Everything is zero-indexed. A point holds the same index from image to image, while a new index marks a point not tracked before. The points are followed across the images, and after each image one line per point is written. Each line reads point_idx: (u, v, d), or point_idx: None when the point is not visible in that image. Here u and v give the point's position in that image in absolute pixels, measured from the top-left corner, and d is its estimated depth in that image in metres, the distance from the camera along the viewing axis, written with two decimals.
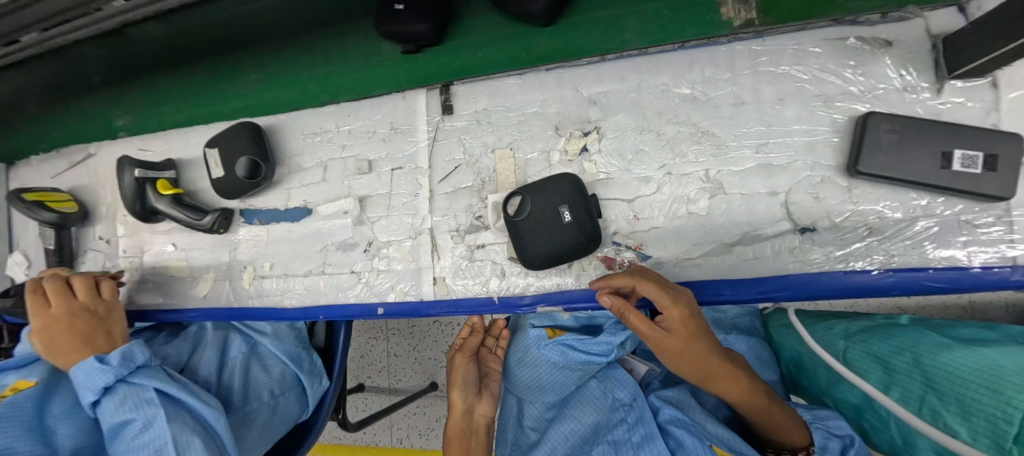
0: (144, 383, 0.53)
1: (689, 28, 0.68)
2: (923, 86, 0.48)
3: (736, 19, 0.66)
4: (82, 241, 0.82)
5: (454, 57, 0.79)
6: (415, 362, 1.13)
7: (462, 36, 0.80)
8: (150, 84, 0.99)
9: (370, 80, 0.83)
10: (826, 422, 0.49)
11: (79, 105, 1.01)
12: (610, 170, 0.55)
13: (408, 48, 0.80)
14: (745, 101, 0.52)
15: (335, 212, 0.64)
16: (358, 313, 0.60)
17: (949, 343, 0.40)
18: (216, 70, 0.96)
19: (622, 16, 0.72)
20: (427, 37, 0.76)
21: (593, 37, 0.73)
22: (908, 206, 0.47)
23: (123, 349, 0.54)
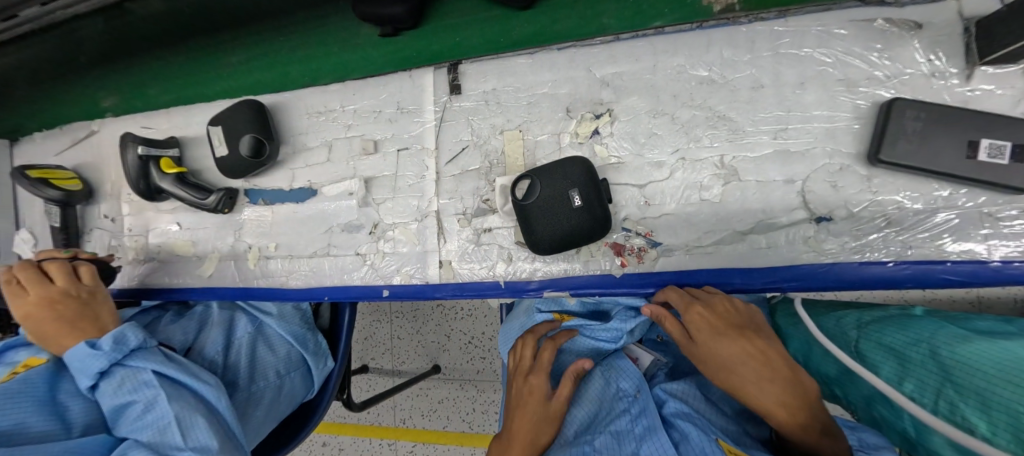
0: (140, 366, 0.53)
1: (668, 13, 0.64)
2: (953, 71, 0.46)
3: (716, 5, 0.62)
4: (87, 219, 0.82)
5: (432, 42, 0.77)
6: (418, 345, 1.14)
7: (440, 19, 0.77)
8: (150, 60, 0.97)
9: (365, 59, 0.81)
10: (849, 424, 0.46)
11: (83, 81, 1.00)
12: (622, 154, 0.54)
13: (386, 31, 0.78)
14: (764, 85, 0.50)
15: (340, 193, 0.63)
16: (362, 295, 0.60)
17: (968, 335, 0.39)
18: (217, 46, 0.93)
19: (601, 2, 0.69)
20: (404, 21, 0.75)
21: (569, 23, 0.70)
22: (929, 197, 0.45)
23: (115, 333, 0.53)
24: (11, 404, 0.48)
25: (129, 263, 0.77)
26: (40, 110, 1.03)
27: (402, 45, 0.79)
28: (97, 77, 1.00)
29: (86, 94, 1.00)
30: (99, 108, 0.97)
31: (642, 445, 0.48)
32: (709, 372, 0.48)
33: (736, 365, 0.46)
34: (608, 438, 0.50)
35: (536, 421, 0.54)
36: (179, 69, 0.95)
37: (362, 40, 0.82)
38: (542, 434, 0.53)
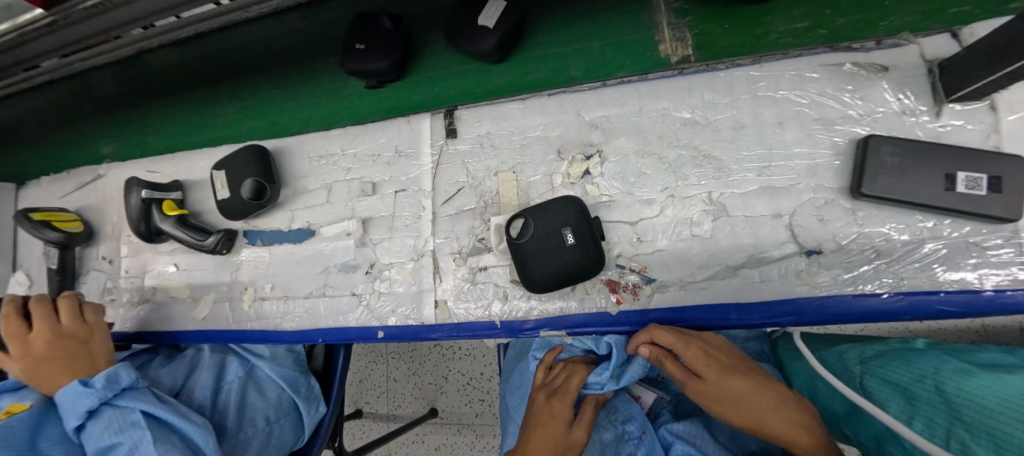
0: (128, 406, 0.53)
1: (630, 64, 0.72)
2: (922, 109, 0.48)
3: (672, 56, 0.71)
4: (85, 261, 0.82)
5: (414, 93, 0.82)
6: (415, 387, 1.10)
7: (424, 71, 0.82)
8: (158, 106, 1.01)
9: (356, 108, 0.86)
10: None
11: (92, 127, 1.04)
12: (613, 192, 0.55)
13: (371, 83, 0.83)
14: (745, 125, 0.53)
15: (338, 233, 0.64)
16: (357, 337, 0.60)
17: (971, 369, 0.37)
18: (224, 94, 0.96)
19: (570, 52, 0.75)
20: (387, 73, 0.79)
21: (543, 74, 0.76)
22: (914, 228, 0.46)
23: (108, 372, 0.54)
24: None
25: (123, 306, 0.76)
26: (50, 156, 1.06)
27: (386, 95, 0.84)
28: (105, 123, 1.04)
29: (94, 140, 1.03)
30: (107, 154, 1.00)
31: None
32: (725, 409, 0.44)
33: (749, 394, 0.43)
34: None
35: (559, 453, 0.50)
36: (184, 114, 0.99)
37: (349, 91, 0.87)
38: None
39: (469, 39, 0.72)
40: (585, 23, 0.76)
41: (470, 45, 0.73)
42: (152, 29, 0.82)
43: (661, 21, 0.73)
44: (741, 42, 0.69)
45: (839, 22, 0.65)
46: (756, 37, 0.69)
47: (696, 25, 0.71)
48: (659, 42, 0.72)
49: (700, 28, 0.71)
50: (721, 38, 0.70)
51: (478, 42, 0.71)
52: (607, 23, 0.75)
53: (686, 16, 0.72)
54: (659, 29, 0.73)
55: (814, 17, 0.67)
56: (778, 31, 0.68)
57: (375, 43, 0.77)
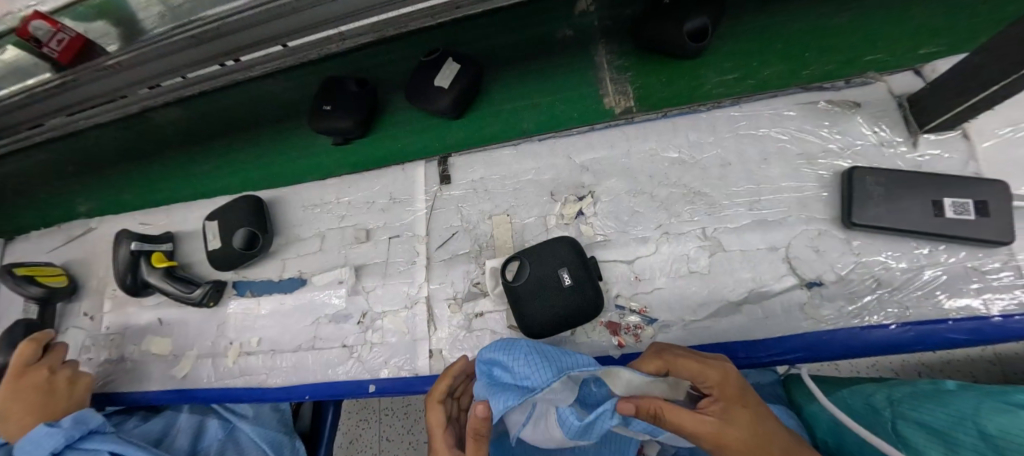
0: (99, 446, 0.53)
1: (576, 116, 0.76)
2: (899, 140, 0.50)
3: (616, 108, 0.75)
4: (65, 318, 0.79)
5: (375, 149, 0.85)
6: (410, 447, 1.03)
7: (386, 129, 0.85)
8: (154, 159, 1.02)
9: (323, 162, 0.88)
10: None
11: (88, 181, 1.04)
12: (607, 231, 0.55)
13: (337, 140, 0.86)
14: (731, 162, 0.54)
15: (330, 282, 0.63)
16: (347, 393, 0.56)
17: (1008, 406, 0.34)
18: (221, 148, 0.98)
19: (522, 107, 0.79)
20: (352, 131, 0.82)
21: (496, 127, 0.79)
22: (911, 255, 0.46)
23: (77, 413, 0.55)
24: None
25: (100, 366, 0.72)
26: (42, 211, 1.05)
27: (351, 151, 0.87)
28: (100, 177, 1.04)
29: (88, 193, 1.03)
30: (100, 207, 1.00)
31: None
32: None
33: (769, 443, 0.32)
34: None
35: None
36: (179, 165, 0.99)
37: (317, 148, 0.90)
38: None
39: (425, 97, 0.76)
40: (540, 77, 0.80)
41: (427, 103, 0.76)
42: (157, 89, 0.85)
43: (604, 77, 0.77)
44: (679, 94, 0.72)
45: (765, 73, 0.70)
46: (692, 90, 0.72)
47: (636, 79, 0.76)
48: (604, 96, 0.76)
49: (640, 82, 0.75)
50: (660, 90, 0.74)
51: (433, 102, 0.75)
52: (552, 81, 0.80)
53: (626, 72, 0.77)
54: (602, 84, 0.77)
55: (743, 70, 0.71)
56: (710, 82, 0.72)
57: (341, 104, 0.81)
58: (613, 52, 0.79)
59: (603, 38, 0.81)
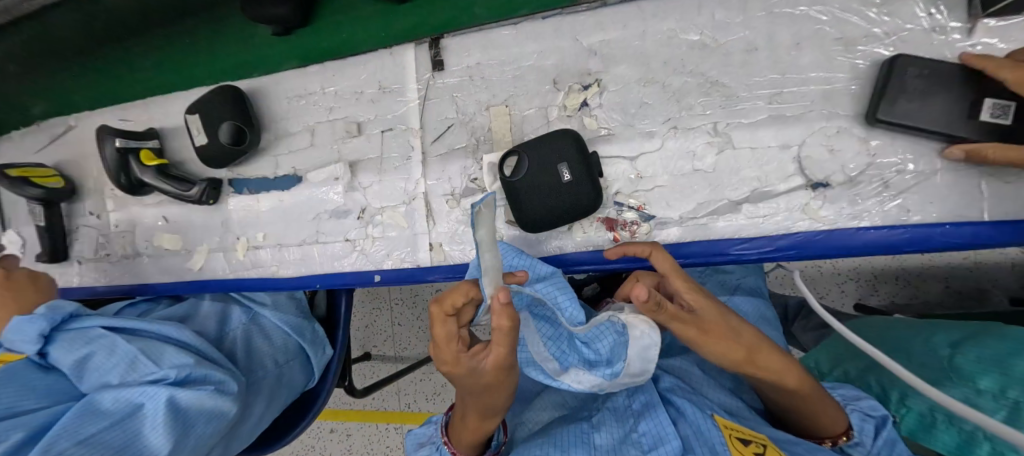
0: (88, 323, 0.54)
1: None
2: (954, 25, 0.43)
3: None
4: (73, 217, 0.80)
5: (321, 39, 0.75)
6: (419, 333, 1.15)
7: (330, 15, 0.75)
8: (116, 50, 0.93)
9: (266, 57, 0.79)
10: (859, 403, 0.43)
11: (55, 76, 0.98)
12: (612, 125, 0.52)
13: (277, 30, 0.76)
14: (759, 48, 0.48)
15: (326, 178, 0.62)
16: (354, 281, 0.60)
17: None
18: (180, 35, 0.89)
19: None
20: (292, 19, 0.73)
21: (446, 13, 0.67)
22: (928, 157, 0.44)
23: (49, 302, 0.54)
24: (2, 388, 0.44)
25: (119, 260, 0.76)
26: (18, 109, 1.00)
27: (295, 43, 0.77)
28: (66, 70, 0.97)
29: (59, 88, 0.98)
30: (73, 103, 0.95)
31: (640, 423, 0.41)
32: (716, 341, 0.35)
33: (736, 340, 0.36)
34: (606, 414, 0.44)
35: (465, 382, 0.33)
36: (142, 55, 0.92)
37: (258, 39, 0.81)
38: (497, 393, 0.35)
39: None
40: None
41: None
42: None
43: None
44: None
45: None
46: None
47: None
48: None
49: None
50: None
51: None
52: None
53: None
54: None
55: None
56: None
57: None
58: None
59: None
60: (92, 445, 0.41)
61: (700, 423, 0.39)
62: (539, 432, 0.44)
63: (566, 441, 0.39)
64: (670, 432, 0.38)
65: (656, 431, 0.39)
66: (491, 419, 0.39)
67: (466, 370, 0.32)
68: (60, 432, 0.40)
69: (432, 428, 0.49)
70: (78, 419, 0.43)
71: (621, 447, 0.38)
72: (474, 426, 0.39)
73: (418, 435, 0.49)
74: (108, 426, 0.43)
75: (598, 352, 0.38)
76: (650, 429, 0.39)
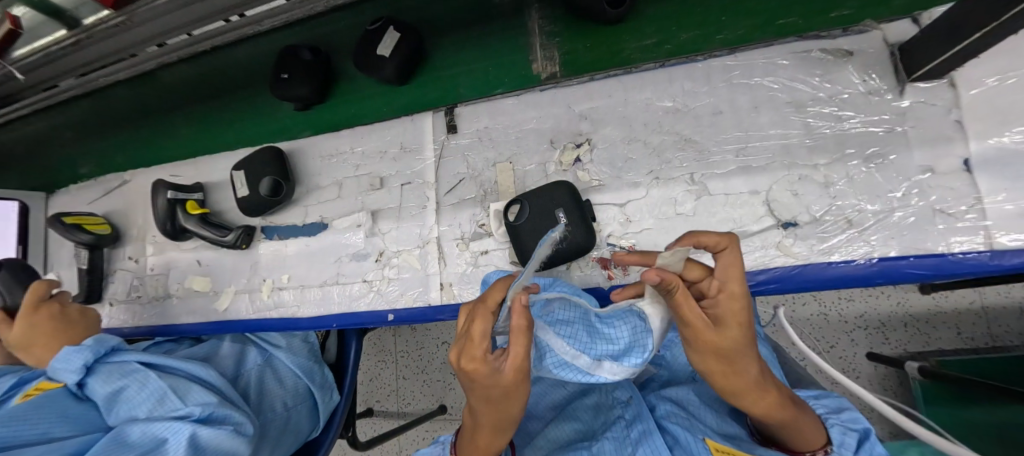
0: (127, 358, 0.59)
1: (507, 82, 0.81)
2: (886, 89, 0.52)
3: (542, 73, 0.79)
4: (111, 262, 0.87)
5: (334, 114, 0.90)
6: (424, 385, 1.15)
7: (343, 95, 0.90)
8: (167, 117, 1.07)
9: (289, 127, 0.94)
10: (839, 415, 0.39)
11: (110, 140, 1.11)
12: (602, 177, 0.60)
13: (299, 106, 0.91)
14: (723, 111, 0.57)
15: (349, 225, 0.69)
16: (368, 320, 0.64)
17: None
18: (223, 107, 1.02)
19: (460, 74, 0.84)
20: (310, 98, 0.87)
21: (434, 94, 0.84)
22: (884, 198, 0.50)
23: (98, 335, 0.60)
24: (35, 415, 0.49)
25: (150, 301, 0.81)
26: (71, 168, 1.12)
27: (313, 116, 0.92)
28: (122, 135, 1.10)
29: (112, 149, 1.10)
30: (124, 162, 1.07)
31: (637, 450, 0.41)
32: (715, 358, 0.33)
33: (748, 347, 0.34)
34: (607, 444, 0.44)
35: (482, 389, 0.31)
36: (188, 121, 1.05)
37: (283, 114, 0.96)
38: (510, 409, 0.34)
39: (370, 66, 0.78)
40: (476, 45, 0.84)
41: (373, 73, 0.79)
42: (166, 46, 0.89)
43: (534, 43, 0.81)
44: (598, 59, 0.76)
45: (682, 38, 0.73)
46: (610, 54, 0.76)
47: (563, 45, 0.79)
48: (532, 61, 0.80)
49: (567, 48, 0.79)
50: (584, 56, 0.78)
51: (379, 69, 0.78)
52: (487, 48, 0.83)
53: (555, 37, 0.80)
54: (531, 51, 0.81)
55: (661, 33, 0.74)
56: (629, 47, 0.75)
57: (297, 72, 0.83)
58: (544, 17, 0.81)
59: (536, 3, 0.83)
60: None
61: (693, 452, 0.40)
62: None
63: None
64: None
65: None
66: (501, 437, 0.37)
67: (488, 376, 0.30)
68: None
69: (440, 447, 0.47)
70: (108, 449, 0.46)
71: None
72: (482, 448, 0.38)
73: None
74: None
75: (619, 336, 0.41)
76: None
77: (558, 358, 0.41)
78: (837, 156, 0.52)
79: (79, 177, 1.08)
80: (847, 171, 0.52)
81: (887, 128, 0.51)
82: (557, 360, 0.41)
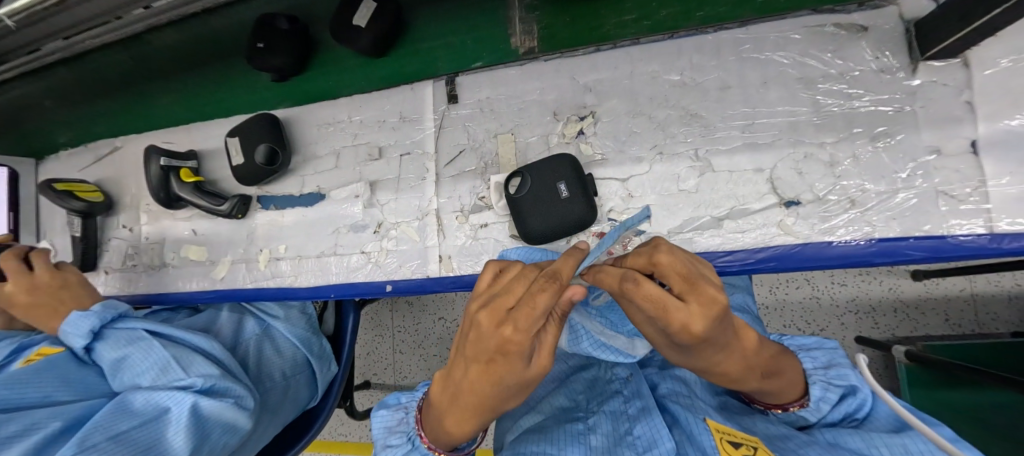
0: (132, 326, 0.58)
1: (485, 56, 0.78)
2: (898, 67, 0.50)
3: (520, 48, 0.76)
4: (105, 230, 0.86)
5: (312, 85, 0.87)
6: (421, 359, 1.16)
7: (322, 66, 0.87)
8: (153, 83, 1.03)
9: (267, 99, 0.91)
10: (826, 372, 0.38)
11: (94, 106, 1.07)
12: (605, 151, 0.59)
13: (275, 77, 0.87)
14: (731, 86, 0.56)
15: (347, 196, 0.68)
16: (366, 291, 0.64)
17: None
18: (210, 74, 0.99)
19: (437, 48, 0.81)
20: (287, 68, 0.83)
21: (411, 67, 0.81)
22: (889, 179, 0.49)
23: (106, 301, 0.60)
24: (42, 379, 0.50)
25: (146, 270, 0.81)
26: (54, 134, 1.08)
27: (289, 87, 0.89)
28: (106, 101, 1.06)
29: (97, 116, 1.06)
30: (109, 129, 1.04)
31: (635, 426, 0.41)
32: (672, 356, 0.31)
33: (724, 353, 0.29)
34: (603, 419, 0.44)
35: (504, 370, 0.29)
36: (175, 88, 1.01)
37: (260, 86, 0.93)
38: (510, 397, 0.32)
39: (346, 37, 0.75)
40: (454, 16, 0.80)
41: (348, 43, 0.76)
42: (152, 9, 0.86)
43: (513, 16, 0.77)
44: (579, 35, 0.74)
45: (661, 13, 0.70)
46: (589, 28, 0.73)
47: (543, 19, 0.76)
48: (510, 35, 0.77)
49: (546, 23, 0.75)
50: (562, 31, 0.75)
51: (355, 40, 0.75)
52: (463, 21, 0.80)
53: (534, 11, 0.76)
54: (511, 24, 0.77)
55: (642, 8, 0.71)
56: (608, 24, 0.72)
57: (275, 42, 0.81)
58: None
59: None
60: (122, 440, 0.44)
61: (689, 426, 0.39)
62: (536, 429, 0.45)
63: (562, 441, 0.40)
64: (663, 435, 0.38)
65: (650, 433, 0.39)
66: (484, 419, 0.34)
67: (521, 355, 0.28)
68: (96, 426, 0.43)
69: (401, 412, 0.44)
70: (113, 414, 0.46)
71: (614, 449, 0.39)
72: (455, 431, 0.34)
73: (383, 419, 0.44)
74: (137, 425, 0.46)
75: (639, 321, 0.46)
76: (644, 433, 0.39)
77: (588, 339, 0.47)
78: (843, 135, 0.51)
79: (59, 145, 1.05)
80: (852, 149, 0.51)
81: (896, 108, 0.50)
82: (585, 339, 0.47)
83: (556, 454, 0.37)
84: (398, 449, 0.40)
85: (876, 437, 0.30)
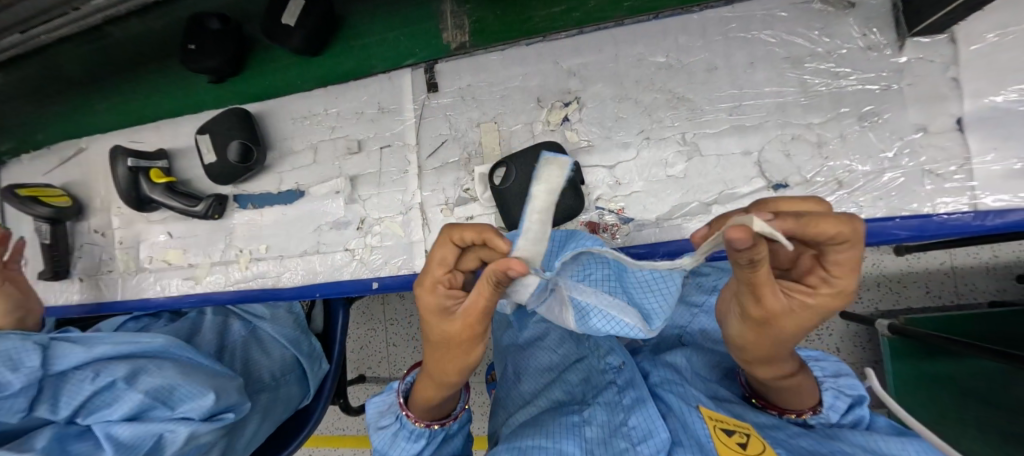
0: (68, 353, 0.49)
1: (418, 52, 0.75)
2: (886, 44, 0.49)
3: (451, 44, 0.73)
4: (76, 236, 0.82)
5: (250, 86, 0.83)
6: (414, 351, 1.16)
7: (259, 66, 0.83)
8: (112, 78, 0.97)
9: (201, 102, 0.88)
10: (837, 380, 0.41)
11: (47, 106, 1.00)
12: (591, 137, 0.57)
13: (212, 78, 0.84)
14: (718, 67, 0.54)
15: (327, 192, 0.66)
16: (352, 289, 0.62)
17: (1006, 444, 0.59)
18: (169, 68, 0.93)
19: (372, 44, 0.77)
20: (224, 69, 0.80)
21: (349, 65, 0.77)
22: (876, 159, 0.49)
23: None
24: None
25: (122, 276, 0.78)
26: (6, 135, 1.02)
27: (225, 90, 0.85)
28: (60, 100, 1.00)
29: (51, 118, 0.99)
30: (64, 130, 0.97)
31: (630, 417, 0.41)
32: (769, 335, 0.29)
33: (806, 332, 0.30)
34: (597, 410, 0.44)
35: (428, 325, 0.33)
36: (134, 83, 0.95)
37: (199, 87, 0.89)
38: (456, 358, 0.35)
39: (276, 38, 0.71)
40: (388, 12, 0.78)
41: (277, 40, 0.72)
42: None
43: (445, 10, 0.74)
44: (507, 28, 0.71)
45: (590, 4, 0.68)
46: (518, 20, 0.71)
47: (472, 11, 0.73)
48: (442, 30, 0.73)
49: (476, 15, 0.72)
50: (492, 24, 0.72)
51: (286, 39, 0.71)
52: (404, 15, 0.77)
53: (466, 3, 0.73)
54: (442, 18, 0.74)
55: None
56: (538, 16, 0.70)
57: (207, 44, 0.77)
58: None
59: None
60: None
61: (682, 415, 0.39)
62: (532, 423, 0.44)
63: (557, 432, 0.39)
64: (658, 425, 0.38)
65: (645, 425, 0.39)
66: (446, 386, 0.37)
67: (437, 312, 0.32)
68: None
69: (394, 395, 0.45)
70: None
71: (610, 440, 0.39)
72: (422, 395, 0.39)
73: (377, 404, 0.45)
74: None
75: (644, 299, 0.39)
76: (639, 423, 0.39)
77: (598, 316, 0.37)
78: (831, 115, 0.51)
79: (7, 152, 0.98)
80: (840, 129, 0.50)
81: (883, 86, 0.49)
82: (592, 313, 0.37)
83: (553, 446, 0.37)
84: (387, 430, 0.43)
85: (877, 437, 0.31)
